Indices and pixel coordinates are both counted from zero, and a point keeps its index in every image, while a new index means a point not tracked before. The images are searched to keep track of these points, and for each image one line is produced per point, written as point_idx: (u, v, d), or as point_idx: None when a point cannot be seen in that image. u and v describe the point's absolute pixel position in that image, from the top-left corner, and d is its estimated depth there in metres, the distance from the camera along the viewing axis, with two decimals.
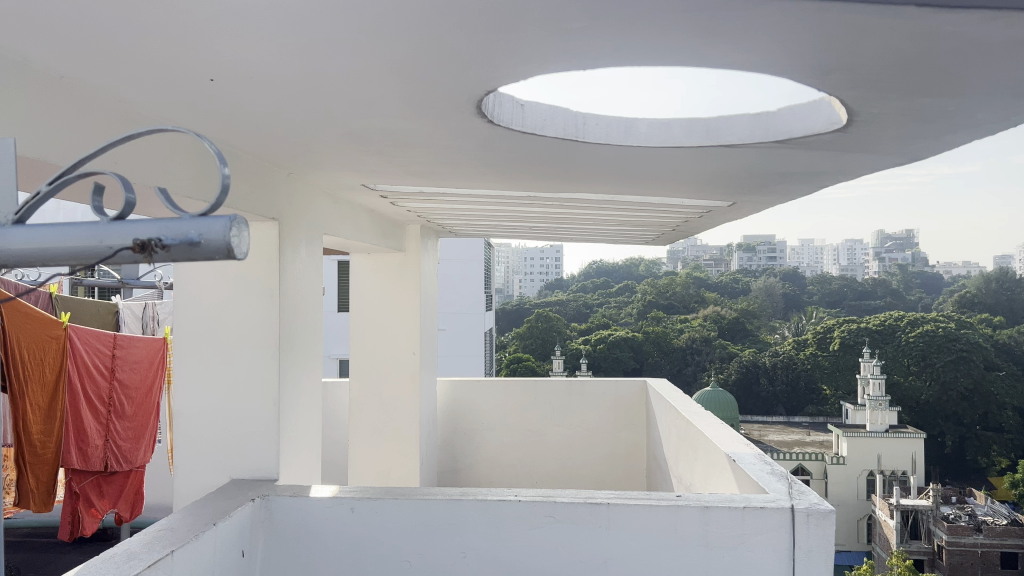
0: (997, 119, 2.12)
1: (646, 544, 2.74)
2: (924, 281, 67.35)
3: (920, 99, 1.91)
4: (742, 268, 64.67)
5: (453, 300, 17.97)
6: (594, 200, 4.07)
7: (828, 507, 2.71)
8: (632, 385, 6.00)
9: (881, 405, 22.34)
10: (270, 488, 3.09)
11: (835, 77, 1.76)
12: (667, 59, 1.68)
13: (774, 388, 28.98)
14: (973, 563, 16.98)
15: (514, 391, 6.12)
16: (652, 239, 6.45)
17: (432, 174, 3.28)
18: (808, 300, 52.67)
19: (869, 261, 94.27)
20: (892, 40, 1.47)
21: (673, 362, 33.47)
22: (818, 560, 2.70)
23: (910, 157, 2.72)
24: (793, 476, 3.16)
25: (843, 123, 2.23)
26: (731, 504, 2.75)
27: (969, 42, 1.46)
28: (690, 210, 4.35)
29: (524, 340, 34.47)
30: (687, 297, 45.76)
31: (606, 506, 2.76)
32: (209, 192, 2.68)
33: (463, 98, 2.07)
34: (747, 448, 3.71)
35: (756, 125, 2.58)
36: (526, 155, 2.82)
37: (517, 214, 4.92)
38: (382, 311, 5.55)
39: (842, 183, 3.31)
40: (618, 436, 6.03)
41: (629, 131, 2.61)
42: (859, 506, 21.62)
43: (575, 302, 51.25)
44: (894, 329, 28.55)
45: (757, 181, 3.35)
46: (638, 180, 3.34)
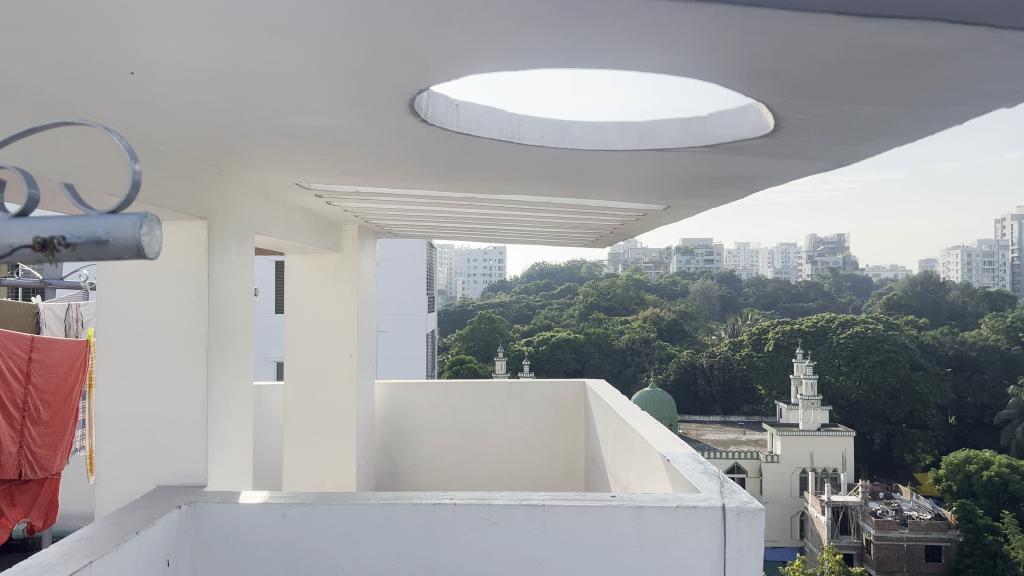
0: (917, 127, 2.19)
1: (581, 545, 2.75)
2: (853, 285, 69.60)
3: (845, 106, 1.96)
4: (681, 270, 65.79)
5: (393, 302, 17.78)
6: (532, 202, 4.06)
7: (758, 506, 2.76)
8: (570, 386, 6.03)
9: (813, 404, 22.92)
10: (198, 494, 3.00)
11: (763, 83, 1.79)
12: (598, 62, 1.69)
13: (710, 388, 29.64)
14: (898, 556, 17.44)
15: (453, 392, 6.09)
16: (591, 241, 6.48)
17: (367, 173, 3.24)
18: (743, 302, 53.85)
19: (802, 264, 97.05)
20: (814, 47, 1.50)
21: (613, 363, 33.84)
22: (748, 558, 2.75)
23: (836, 163, 2.79)
24: (725, 475, 3.21)
25: (770, 128, 2.27)
26: (664, 504, 2.78)
27: (888, 51, 1.50)
28: (627, 212, 4.37)
29: (467, 342, 34.46)
30: (628, 299, 46.37)
31: (541, 507, 2.76)
32: (121, 187, 2.59)
33: (397, 97, 2.04)
34: (681, 447, 3.76)
35: (687, 129, 2.61)
36: (465, 156, 2.81)
37: (455, 215, 4.88)
38: (318, 312, 5.47)
39: (772, 188, 3.39)
40: (555, 437, 6.04)
41: (565, 133, 2.62)
42: (792, 503, 22.13)
43: (518, 304, 51.43)
44: (825, 330, 29.34)
45: (690, 185, 3.39)
46: (575, 182, 3.35)
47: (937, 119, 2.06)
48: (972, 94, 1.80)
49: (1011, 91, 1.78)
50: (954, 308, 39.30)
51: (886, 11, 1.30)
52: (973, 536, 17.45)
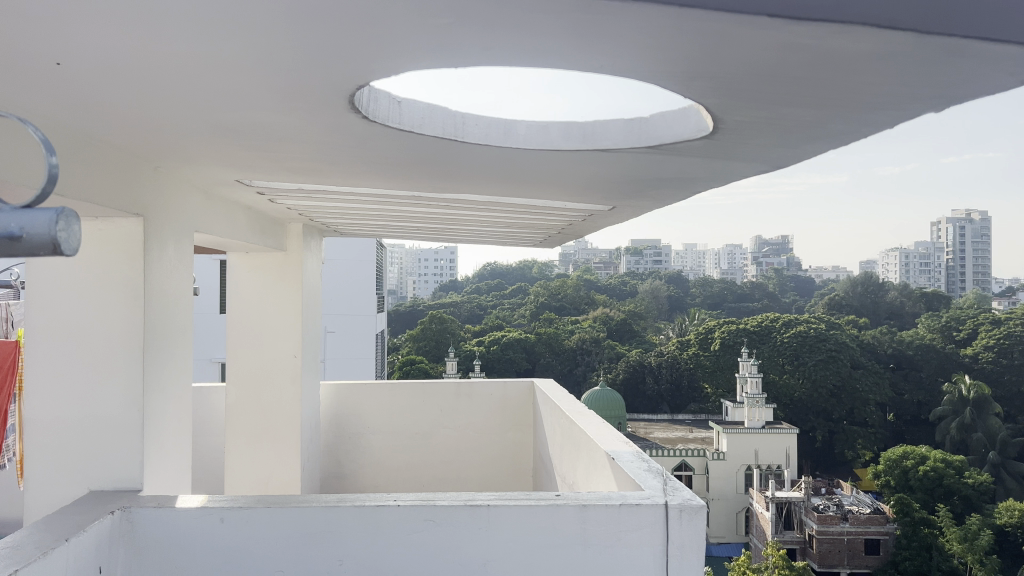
0: (851, 131, 2.24)
1: (525, 545, 2.75)
2: (797, 285, 71.15)
3: (782, 108, 1.99)
4: (630, 271, 66.46)
5: (342, 302, 17.59)
6: (480, 201, 4.04)
7: (700, 503, 2.79)
8: (518, 386, 6.02)
9: (758, 402, 23.34)
10: (133, 499, 2.91)
11: (699, 84, 1.81)
12: (537, 60, 1.68)
13: (659, 387, 30.05)
14: (839, 550, 17.88)
15: (400, 393, 6.03)
16: (539, 241, 6.49)
17: (311, 170, 3.19)
18: (691, 302, 54.65)
19: (747, 264, 98.94)
20: (747, 49, 1.52)
21: (564, 362, 34.00)
22: (689, 554, 2.78)
23: (774, 166, 2.84)
24: (668, 473, 3.25)
25: (710, 129, 2.30)
26: (608, 502, 2.80)
27: (820, 54, 1.53)
28: (575, 212, 4.38)
29: (418, 342, 34.32)
30: (578, 299, 46.70)
31: (486, 508, 2.75)
32: (38, 179, 2.49)
33: (338, 92, 2.01)
34: (626, 446, 3.79)
35: (629, 130, 2.63)
36: (411, 154, 2.79)
37: (402, 214, 4.84)
38: (261, 311, 5.38)
39: (713, 189, 3.44)
40: (503, 438, 6.03)
41: (509, 133, 2.61)
42: (737, 500, 22.50)
43: (469, 304, 51.41)
44: (770, 330, 29.75)
45: (635, 186, 3.42)
46: (520, 182, 3.35)
47: (870, 121, 2.10)
48: (904, 98, 1.85)
49: (938, 95, 1.83)
50: (893, 308, 40.44)
51: (814, 13, 1.32)
52: (909, 530, 17.91)
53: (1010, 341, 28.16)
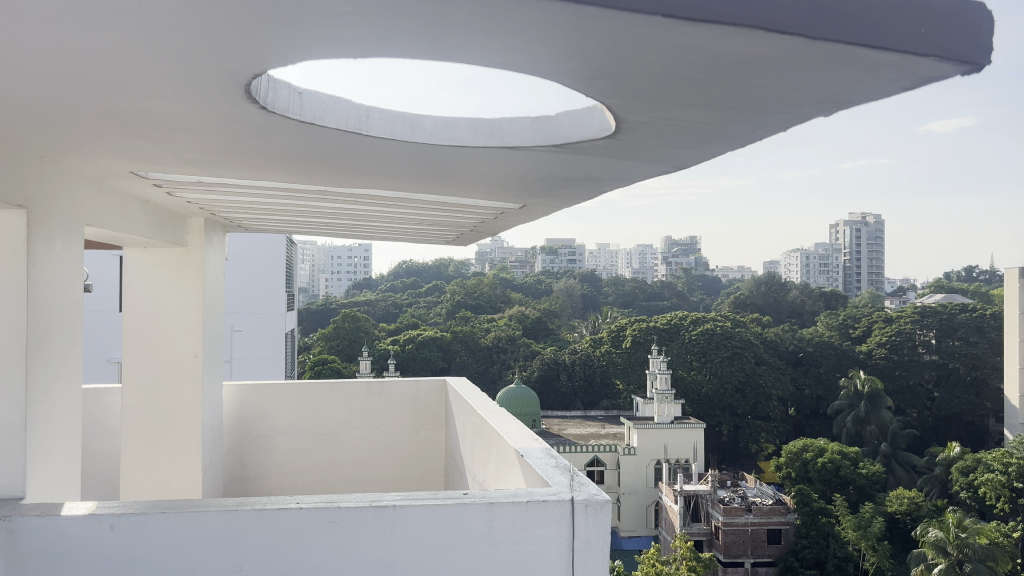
0: (749, 132, 2.30)
1: (432, 544, 2.72)
2: (705, 285, 73.31)
3: (680, 110, 2.03)
4: (545, 270, 67.01)
5: (250, 300, 17.13)
6: (390, 197, 3.99)
7: (605, 498, 2.82)
8: (431, 384, 5.97)
9: (667, 398, 23.87)
10: (14, 508, 2.74)
11: (599, 84, 1.83)
12: (438, 53, 1.66)
13: (572, 383, 30.87)
14: (743, 541, 18.59)
15: (307, 393, 5.90)
16: (453, 239, 6.46)
17: (212, 163, 3.08)
18: (604, 300, 55.65)
19: (658, 263, 101.27)
20: (646, 49, 1.54)
21: (479, 361, 34.04)
22: (595, 549, 2.81)
23: (675, 166, 2.90)
24: (576, 468, 3.28)
25: (612, 129, 2.34)
26: (515, 499, 2.80)
27: (713, 55, 1.56)
28: (485, 210, 4.38)
29: (330, 341, 33.82)
30: (494, 297, 46.93)
31: (392, 508, 2.71)
32: None
33: (233, 81, 1.95)
34: (536, 443, 3.82)
35: (537, 129, 2.66)
36: (316, 148, 2.74)
37: (309, 209, 4.72)
38: (160, 308, 5.17)
39: (620, 188, 3.48)
40: (415, 437, 5.97)
41: (415, 126, 2.60)
42: (647, 494, 23.00)
43: (384, 303, 50.89)
44: (678, 328, 30.40)
45: (542, 184, 3.43)
46: (429, 178, 3.32)
47: (765, 123, 2.17)
48: (794, 102, 1.91)
49: (826, 100, 1.91)
50: (794, 307, 42.15)
51: (704, 16, 1.36)
52: (807, 518, 18.48)
53: (900, 338, 29.78)
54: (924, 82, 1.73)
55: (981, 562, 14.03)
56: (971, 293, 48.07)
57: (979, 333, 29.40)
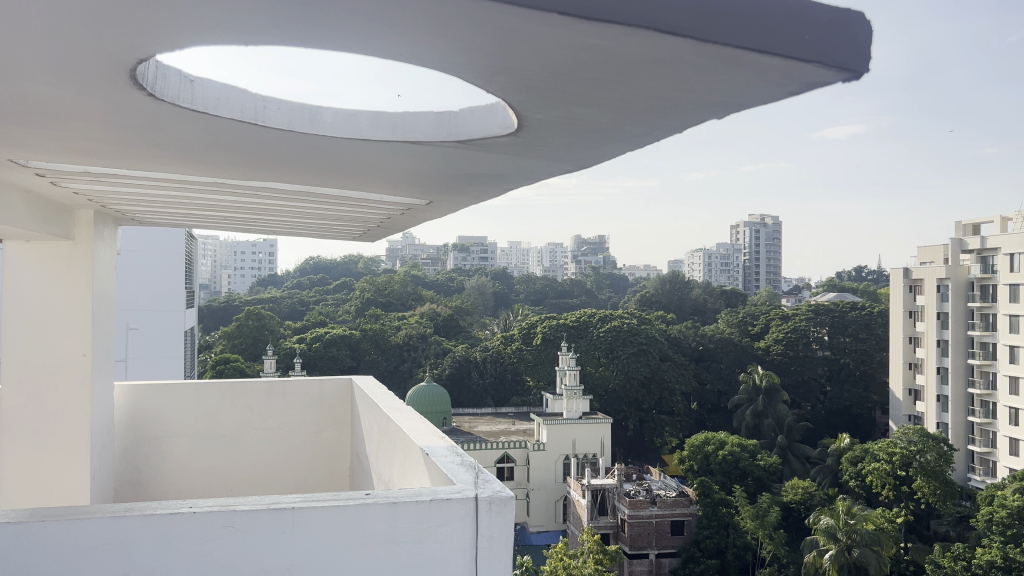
0: (646, 133, 2.34)
1: (334, 547, 2.67)
2: (613, 283, 74.81)
3: (579, 109, 2.06)
4: (457, 267, 66.87)
5: (146, 297, 16.45)
6: (290, 190, 3.88)
7: (508, 495, 2.84)
8: (336, 383, 5.87)
9: (576, 394, 24.19)
10: None
11: (500, 80, 1.83)
12: (335, 40, 1.64)
13: (483, 381, 30.93)
14: (648, 532, 19.15)
15: (206, 393, 5.70)
16: (360, 236, 6.36)
17: (101, 152, 2.93)
18: (515, 298, 56.08)
19: (567, 262, 102.76)
20: (542, 47, 1.56)
21: (389, 359, 33.72)
22: (498, 546, 2.82)
23: (577, 165, 2.93)
24: (480, 466, 3.27)
25: (513, 127, 2.36)
26: (419, 498, 2.78)
27: (605, 56, 1.59)
28: (391, 205, 4.33)
29: (233, 340, 32.89)
30: (404, 295, 46.65)
31: (290, 510, 2.63)
32: None
33: (116, 64, 1.84)
34: (441, 441, 3.80)
35: (440, 125, 2.66)
36: (211, 140, 2.65)
37: (208, 203, 4.56)
38: (45, 306, 4.88)
39: (523, 186, 3.49)
40: (320, 437, 5.85)
41: (314, 118, 2.56)
42: (556, 489, 23.28)
43: (290, 300, 49.86)
44: (587, 325, 30.84)
45: (448, 181, 3.41)
46: (331, 173, 3.27)
47: (665, 124, 2.21)
48: (690, 103, 1.96)
49: (716, 103, 1.97)
50: (697, 305, 43.49)
51: (601, 14, 1.39)
52: (710, 510, 18.97)
53: (796, 334, 30.94)
54: (809, 87, 1.80)
55: (868, 546, 14.79)
56: (860, 291, 50.66)
57: (867, 330, 30.91)
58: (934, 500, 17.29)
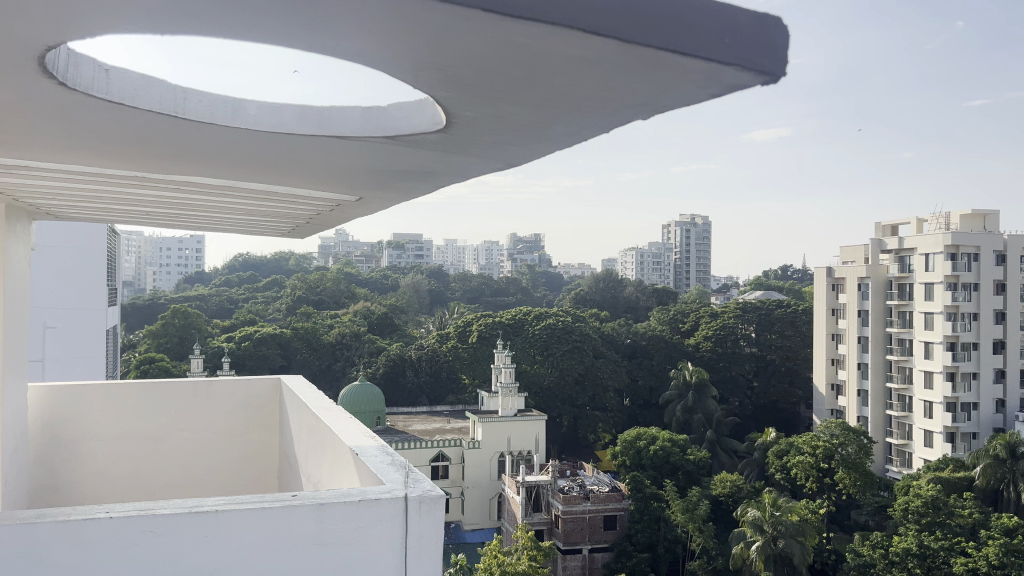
0: (575, 131, 2.37)
1: (259, 550, 2.61)
2: (548, 281, 75.23)
3: (506, 108, 2.08)
4: (392, 265, 66.23)
5: (66, 295, 15.82)
6: (215, 186, 3.78)
7: (439, 494, 2.82)
8: (265, 384, 5.76)
9: (511, 391, 24.21)
10: None
11: (427, 76, 1.85)
12: (258, 29, 1.63)
13: (418, 379, 30.78)
14: (581, 528, 19.35)
15: (128, 394, 5.49)
16: (288, 232, 6.25)
17: (13, 143, 2.80)
18: (451, 296, 55.88)
19: (503, 260, 102.90)
20: (467, 44, 1.59)
21: (321, 358, 33.19)
22: (427, 547, 2.80)
23: (507, 163, 2.94)
24: (411, 466, 3.25)
25: (443, 124, 2.37)
26: (346, 499, 2.74)
27: (526, 52, 1.62)
28: (320, 202, 4.24)
29: (158, 339, 31.92)
30: (337, 292, 46.06)
31: (214, 513, 2.57)
32: None
33: (23, 54, 1.78)
34: (371, 441, 3.75)
35: (368, 119, 2.64)
36: (130, 130, 2.57)
37: (130, 198, 4.40)
38: None
39: (454, 183, 3.47)
40: (247, 437, 5.72)
41: (238, 112, 2.52)
42: (491, 487, 23.28)
43: (218, 298, 48.66)
44: (522, 323, 30.90)
45: (377, 177, 3.37)
46: (259, 167, 3.19)
47: (592, 124, 2.24)
48: (617, 104, 2.01)
49: (642, 104, 2.02)
50: (630, 302, 44.09)
51: (521, 12, 1.43)
52: (641, 504, 19.17)
53: (724, 331, 31.65)
54: (730, 91, 1.86)
55: (793, 537, 15.25)
56: (785, 290, 52.08)
57: (792, 327, 31.79)
58: (855, 491, 17.96)
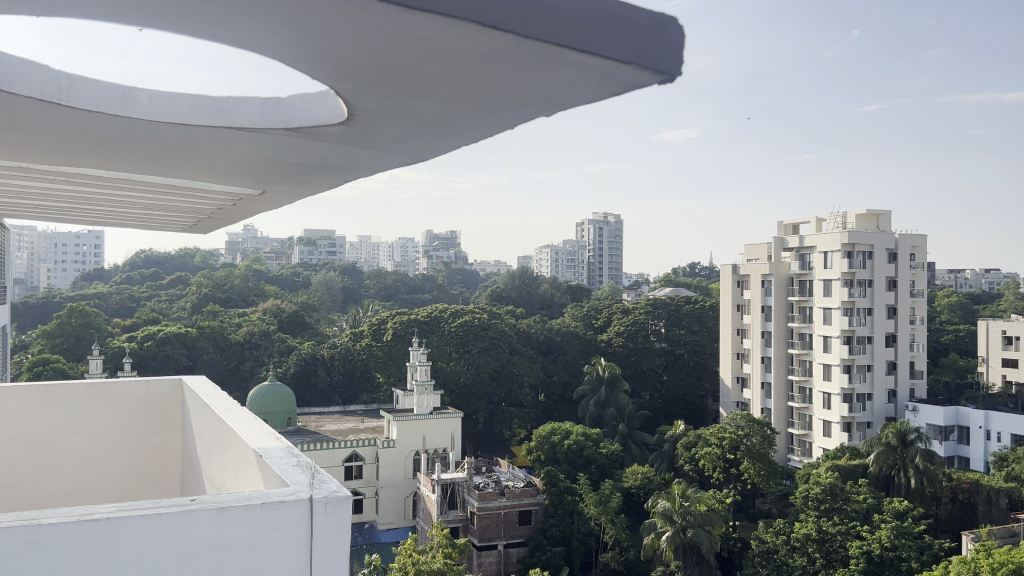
0: (478, 127, 2.45)
1: (156, 555, 2.51)
2: (464, 279, 75.03)
3: (409, 100, 2.21)
4: (304, 262, 64.74)
5: None
6: (107, 177, 3.59)
7: (345, 494, 2.77)
8: (164, 385, 5.54)
9: (427, 389, 24.03)
10: None
11: (329, 67, 2.00)
12: (161, 12, 1.80)
13: (330, 378, 30.26)
14: (497, 524, 19.41)
15: (16, 397, 5.11)
16: (191, 226, 6.03)
17: None
18: (365, 293, 55.13)
19: (418, 256, 102.00)
20: (369, 33, 1.77)
21: (230, 357, 32.21)
22: (333, 549, 2.74)
23: (413, 160, 2.97)
24: (317, 466, 3.18)
25: (343, 115, 2.41)
26: (249, 502, 2.65)
27: (432, 44, 1.80)
28: (221, 195, 4.10)
29: (53, 340, 30.37)
30: (246, 290, 44.83)
31: (105, 519, 2.45)
32: None
33: None
34: (276, 442, 3.65)
35: (266, 110, 2.68)
36: (16, 118, 2.54)
37: (17, 190, 4.19)
38: None
39: (359, 178, 3.45)
40: (145, 442, 5.49)
41: (128, 102, 2.58)
42: (406, 485, 23.08)
43: (118, 296, 46.56)
44: (438, 320, 30.70)
45: (280, 171, 3.32)
46: (155, 158, 3.10)
47: (497, 119, 2.35)
48: (520, 100, 2.17)
49: (544, 99, 2.17)
50: (545, 299, 44.45)
51: (415, 4, 1.60)
52: (556, 498, 19.40)
53: (635, 327, 32.33)
54: (629, 88, 2.05)
55: (701, 527, 15.75)
56: (694, 287, 53.39)
57: (700, 322, 32.68)
58: (759, 480, 18.65)
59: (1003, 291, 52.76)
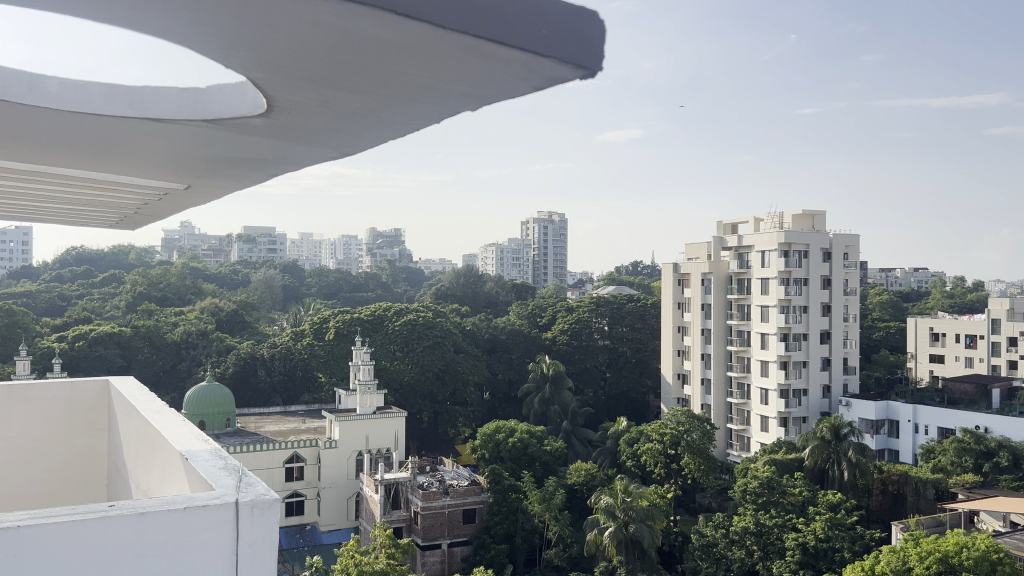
0: (403, 119, 2.41)
1: (73, 561, 2.41)
2: (408, 277, 74.56)
3: (331, 93, 2.17)
4: (243, 260, 63.45)
5: None
6: (20, 169, 3.43)
7: (272, 497, 2.69)
8: (90, 385, 5.35)
9: (370, 388, 23.73)
10: None
11: (245, 56, 1.96)
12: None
13: (270, 378, 29.70)
14: (440, 523, 19.30)
15: None
16: (116, 222, 5.80)
17: None
18: (307, 292, 54.34)
19: (362, 253, 100.95)
20: (281, 19, 1.73)
21: (165, 357, 31.35)
22: (261, 551, 2.67)
23: (340, 154, 2.91)
24: (244, 469, 3.10)
25: (264, 106, 2.36)
26: (172, 506, 2.56)
27: (348, 33, 1.78)
28: (145, 190, 3.95)
29: None
30: (182, 289, 43.75)
31: (17, 527, 2.35)
32: None
33: None
34: (203, 444, 3.54)
35: (184, 100, 2.60)
36: None
37: None
38: None
39: (286, 172, 3.36)
40: (71, 445, 5.29)
41: (36, 90, 2.49)
42: (348, 486, 22.81)
43: (47, 294, 44.95)
44: (381, 319, 30.39)
45: (203, 165, 3.22)
46: (69, 149, 2.98)
47: (421, 111, 2.32)
48: (444, 91, 2.15)
49: (469, 92, 2.15)
50: (490, 298, 44.47)
51: None
52: (499, 496, 19.42)
53: (579, 325, 32.57)
54: (550, 82, 2.05)
55: (643, 522, 15.93)
56: (637, 286, 54.08)
57: (642, 320, 33.08)
58: (699, 475, 18.95)
59: (931, 288, 54.81)
